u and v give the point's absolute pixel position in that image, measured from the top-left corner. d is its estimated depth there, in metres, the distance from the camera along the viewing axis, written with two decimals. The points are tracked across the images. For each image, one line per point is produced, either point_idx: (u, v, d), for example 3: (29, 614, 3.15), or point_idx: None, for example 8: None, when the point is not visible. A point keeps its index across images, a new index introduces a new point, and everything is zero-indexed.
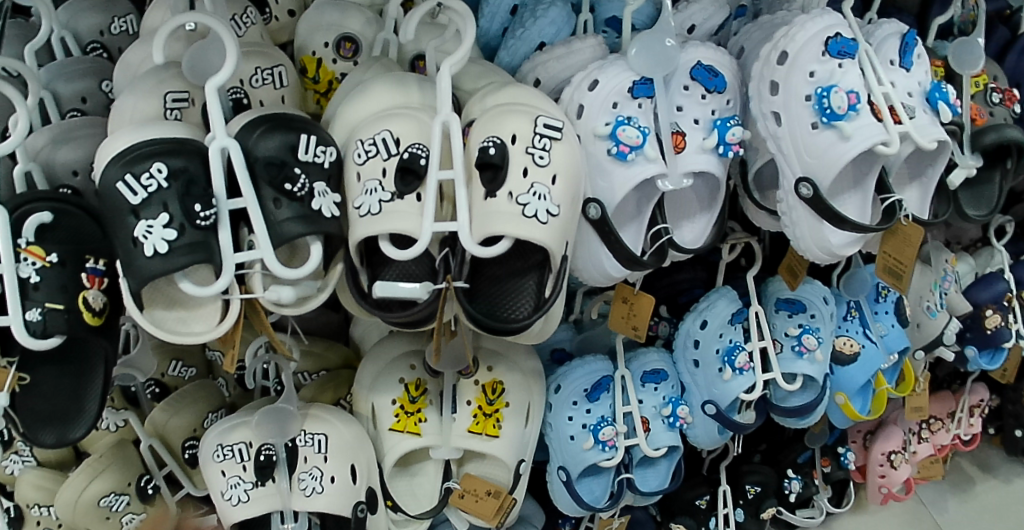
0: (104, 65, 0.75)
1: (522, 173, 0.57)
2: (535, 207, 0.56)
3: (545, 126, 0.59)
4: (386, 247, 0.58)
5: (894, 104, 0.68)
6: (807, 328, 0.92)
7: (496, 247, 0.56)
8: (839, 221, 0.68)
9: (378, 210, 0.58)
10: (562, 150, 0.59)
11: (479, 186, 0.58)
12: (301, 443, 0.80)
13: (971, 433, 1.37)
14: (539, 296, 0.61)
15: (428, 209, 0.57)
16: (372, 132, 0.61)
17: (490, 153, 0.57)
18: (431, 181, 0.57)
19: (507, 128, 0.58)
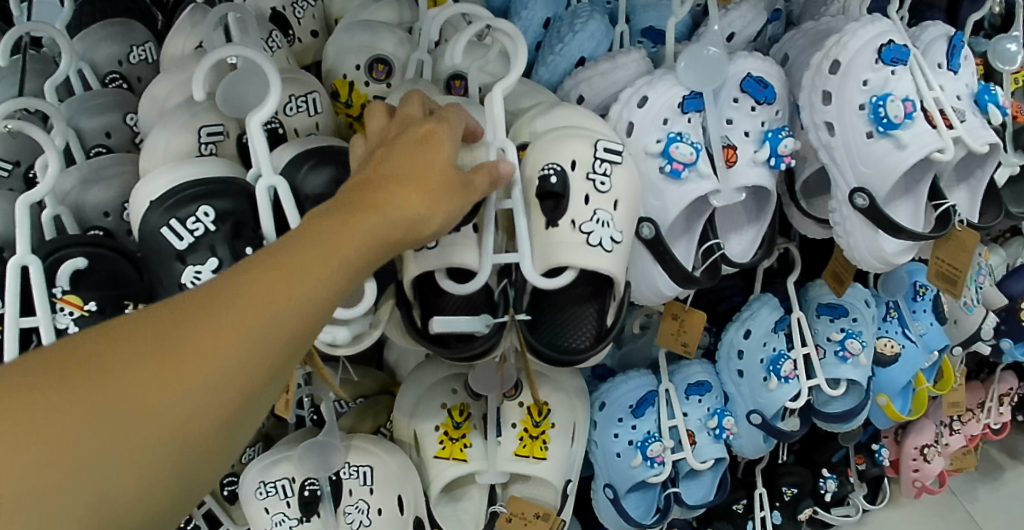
0: (127, 97, 0.73)
1: (583, 199, 0.57)
2: (599, 235, 0.56)
3: (605, 149, 0.58)
4: (444, 281, 0.57)
5: (945, 108, 0.66)
6: (849, 332, 0.88)
7: (561, 278, 0.56)
8: (896, 230, 0.67)
9: (434, 245, 0.56)
10: (623, 175, 0.59)
11: (540, 215, 0.57)
12: (345, 476, 0.77)
13: (1001, 421, 1.34)
14: (600, 324, 0.62)
15: (487, 242, 0.56)
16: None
17: (552, 182, 0.56)
18: (488, 210, 0.55)
19: (566, 153, 0.58)
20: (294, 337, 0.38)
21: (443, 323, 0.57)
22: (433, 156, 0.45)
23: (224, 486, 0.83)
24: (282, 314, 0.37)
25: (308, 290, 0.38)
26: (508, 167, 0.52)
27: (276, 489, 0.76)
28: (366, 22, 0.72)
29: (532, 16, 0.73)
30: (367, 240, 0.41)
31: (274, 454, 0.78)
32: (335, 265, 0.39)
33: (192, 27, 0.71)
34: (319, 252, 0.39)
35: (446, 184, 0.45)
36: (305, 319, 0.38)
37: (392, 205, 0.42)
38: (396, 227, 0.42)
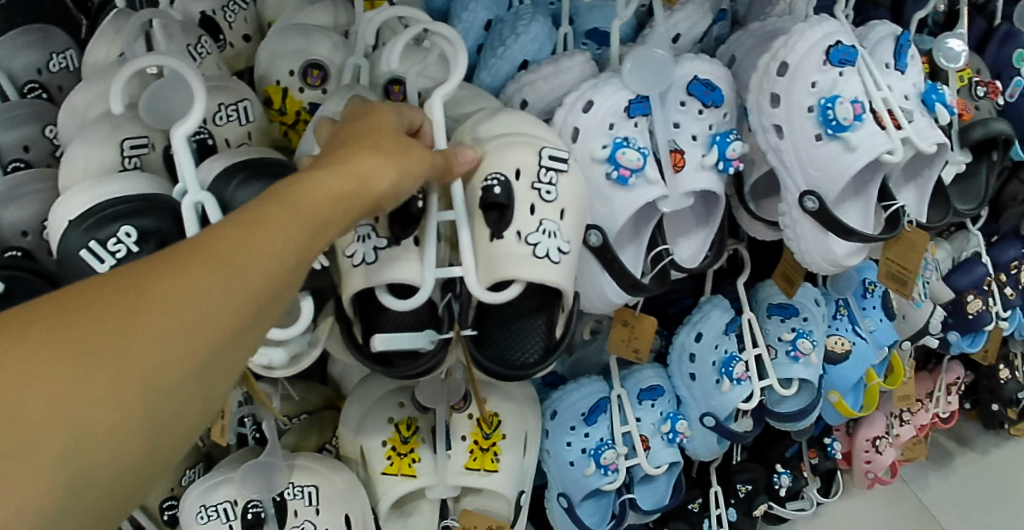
0: (47, 107, 0.69)
1: (531, 208, 0.55)
2: (547, 246, 0.54)
3: (550, 157, 0.57)
4: (385, 298, 0.54)
5: (893, 108, 0.65)
6: (801, 332, 0.88)
7: (510, 291, 0.54)
8: (846, 232, 0.66)
9: (374, 261, 0.54)
10: (569, 182, 0.57)
11: (484, 226, 0.55)
12: (290, 496, 0.74)
13: (949, 410, 1.36)
14: (550, 336, 0.60)
15: (430, 257, 0.53)
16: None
17: (498, 193, 0.54)
18: (429, 223, 0.53)
19: (511, 163, 0.56)
20: (269, 282, 0.35)
21: (383, 342, 0.54)
22: (385, 129, 0.46)
23: (162, 511, 0.79)
24: (256, 251, 0.35)
25: (280, 228, 0.36)
26: (473, 154, 0.53)
27: (218, 513, 0.73)
28: (301, 25, 0.69)
29: (473, 18, 0.71)
30: (327, 200, 0.39)
31: (215, 476, 0.75)
32: (293, 226, 0.37)
33: (115, 33, 0.67)
34: (275, 210, 0.37)
35: (403, 147, 0.45)
36: (279, 265, 0.36)
37: (351, 165, 0.41)
38: (357, 176, 0.41)
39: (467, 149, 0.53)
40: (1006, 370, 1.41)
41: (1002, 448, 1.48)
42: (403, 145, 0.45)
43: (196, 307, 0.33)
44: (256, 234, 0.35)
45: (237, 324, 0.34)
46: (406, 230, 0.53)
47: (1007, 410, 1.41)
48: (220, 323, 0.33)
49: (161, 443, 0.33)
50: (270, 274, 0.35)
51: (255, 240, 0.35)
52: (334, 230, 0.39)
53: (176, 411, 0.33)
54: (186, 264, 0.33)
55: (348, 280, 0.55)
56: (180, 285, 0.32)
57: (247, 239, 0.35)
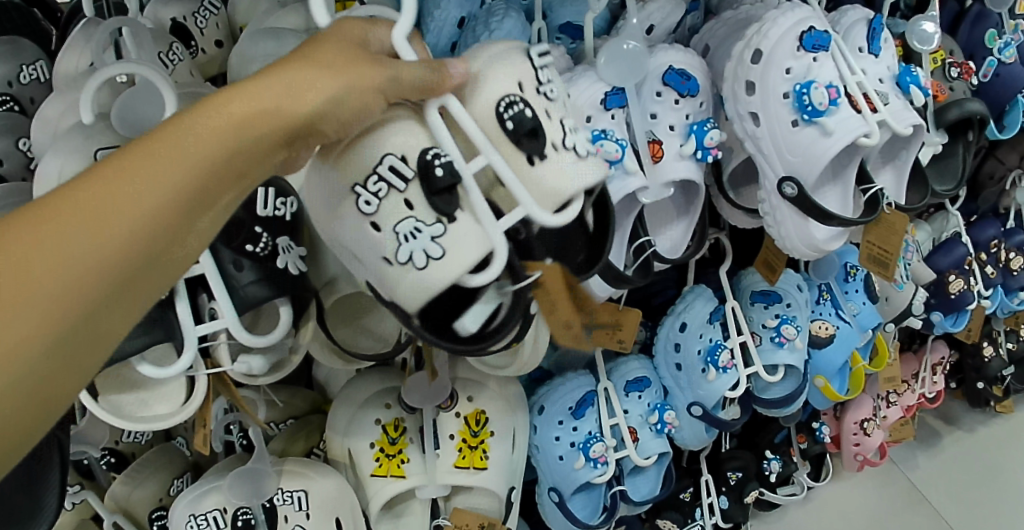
0: (20, 119, 0.68)
1: (550, 123, 0.53)
2: (576, 143, 0.53)
3: (537, 55, 0.55)
4: (471, 281, 0.48)
5: (868, 91, 0.65)
6: (784, 318, 0.88)
7: (570, 211, 0.52)
8: (825, 216, 0.66)
9: (441, 256, 0.47)
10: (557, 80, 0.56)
11: (518, 150, 0.51)
12: (279, 502, 0.73)
13: (936, 390, 1.38)
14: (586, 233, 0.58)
15: (487, 210, 0.47)
16: (366, 169, 0.47)
17: (523, 112, 0.51)
18: (468, 177, 0.47)
19: (509, 77, 0.52)
20: (152, 223, 0.32)
21: (472, 319, 0.52)
22: (333, 36, 0.41)
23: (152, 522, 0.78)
24: (135, 191, 0.32)
25: (167, 164, 0.33)
26: (465, 68, 0.46)
27: (208, 521, 0.72)
28: (272, 28, 0.69)
29: (446, 16, 0.71)
30: (224, 134, 0.35)
31: (203, 484, 0.74)
32: (173, 168, 0.33)
33: (85, 42, 0.66)
34: (151, 151, 0.33)
35: (349, 58, 0.40)
36: (164, 204, 0.32)
37: (265, 86, 0.36)
38: (278, 97, 0.36)
39: (460, 62, 0.46)
40: (989, 348, 1.43)
41: (988, 426, 1.50)
42: (349, 55, 0.40)
43: (53, 263, 0.30)
44: (125, 181, 0.32)
45: (107, 280, 0.31)
46: (451, 204, 0.47)
47: (992, 387, 1.42)
48: (93, 269, 0.30)
49: (38, 412, 0.30)
50: (149, 215, 0.32)
51: (124, 187, 0.32)
52: (235, 171, 0.35)
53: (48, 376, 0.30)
54: (55, 207, 0.31)
55: (416, 292, 0.48)
56: (35, 238, 0.30)
57: (115, 187, 0.32)
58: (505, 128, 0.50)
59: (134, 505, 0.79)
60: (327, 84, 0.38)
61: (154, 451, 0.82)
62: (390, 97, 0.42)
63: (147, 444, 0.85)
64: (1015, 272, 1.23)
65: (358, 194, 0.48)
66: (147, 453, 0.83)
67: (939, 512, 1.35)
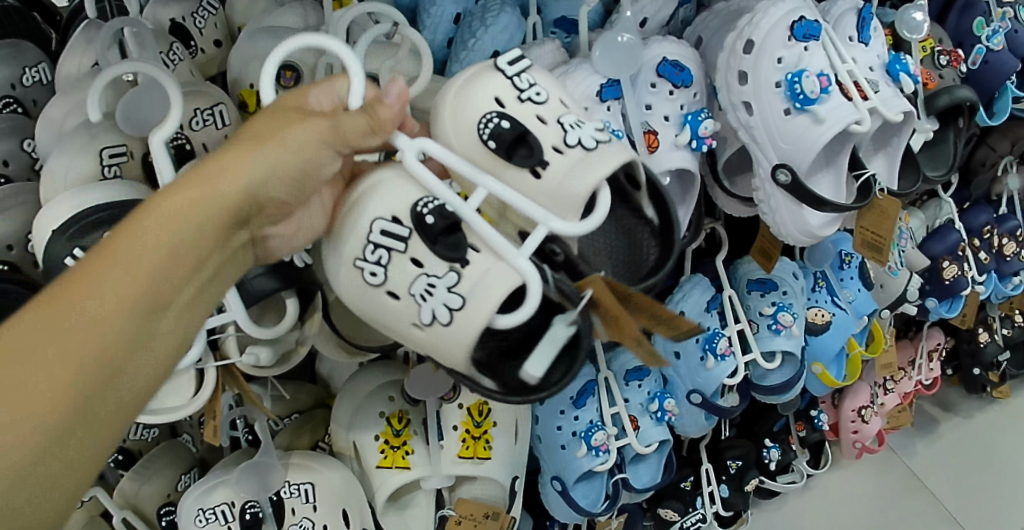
0: (24, 121, 0.69)
1: (544, 129, 0.52)
2: (579, 136, 0.52)
3: (510, 63, 0.54)
4: (502, 321, 0.47)
5: (859, 80, 0.66)
6: (781, 305, 0.90)
7: (601, 206, 0.51)
8: (819, 203, 0.67)
9: (461, 306, 0.47)
10: (540, 77, 0.55)
11: (518, 170, 0.51)
12: (286, 495, 0.75)
13: (931, 377, 1.39)
14: (633, 208, 0.58)
15: (502, 243, 0.47)
16: (360, 239, 0.49)
17: (505, 126, 0.52)
18: (469, 213, 0.47)
19: (485, 95, 0.53)
20: (127, 324, 0.34)
21: (534, 366, 0.49)
22: (271, 114, 0.42)
23: (161, 517, 0.80)
24: (106, 297, 0.33)
25: (133, 266, 0.34)
26: (399, 87, 0.44)
27: (216, 515, 0.73)
28: (271, 27, 0.70)
29: (441, 13, 0.72)
30: (171, 234, 0.36)
31: (210, 479, 0.74)
32: (126, 276, 0.34)
33: (87, 43, 0.68)
34: (105, 264, 0.34)
35: (280, 125, 0.41)
36: (134, 304, 0.34)
37: (201, 176, 0.38)
38: (227, 184, 0.38)
39: (393, 81, 0.44)
40: (984, 334, 1.44)
41: (985, 412, 1.51)
42: (280, 123, 0.41)
43: (24, 390, 0.31)
44: (79, 300, 0.33)
45: (78, 394, 0.32)
46: (460, 249, 0.48)
47: (988, 373, 1.43)
48: (77, 375, 0.32)
49: (53, 513, 0.33)
50: (121, 315, 0.33)
51: (79, 305, 0.32)
52: (189, 267, 0.36)
53: (39, 491, 0.32)
54: (30, 324, 0.32)
55: (454, 345, 0.48)
56: (21, 356, 0.31)
57: (69, 308, 0.32)
58: (489, 148, 0.52)
59: (142, 501, 0.79)
60: (262, 160, 0.40)
61: (161, 448, 0.83)
62: (335, 150, 0.43)
63: (154, 441, 0.86)
64: (1008, 257, 1.25)
65: (363, 267, 0.49)
66: (154, 450, 0.84)
67: (937, 497, 1.37)
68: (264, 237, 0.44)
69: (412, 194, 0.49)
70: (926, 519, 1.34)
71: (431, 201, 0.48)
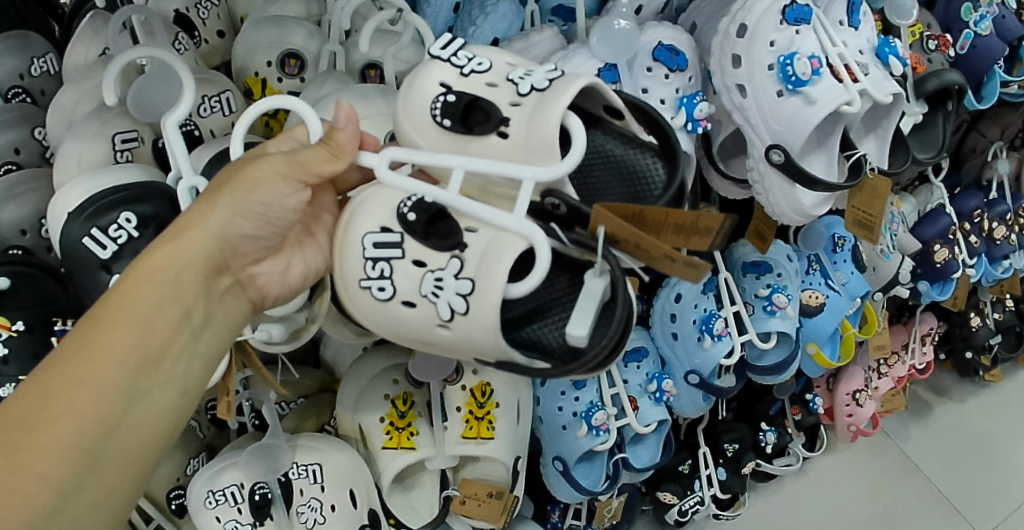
0: (33, 110, 0.71)
1: (496, 92, 0.54)
2: (529, 83, 0.53)
3: (442, 48, 0.57)
4: (516, 289, 0.47)
5: (849, 63, 0.68)
6: (775, 288, 0.91)
7: (574, 128, 0.50)
8: (811, 182, 0.69)
9: (471, 289, 0.48)
10: (478, 51, 0.57)
11: (484, 135, 0.52)
12: (295, 476, 0.76)
13: (925, 361, 1.40)
14: (625, 140, 0.57)
15: (491, 212, 0.49)
16: (360, 259, 0.51)
17: (452, 98, 0.53)
18: (452, 196, 0.50)
19: (433, 84, 0.55)
20: (129, 367, 0.42)
21: (577, 326, 0.49)
22: (231, 165, 0.48)
23: (170, 500, 0.81)
24: (107, 348, 0.42)
25: (127, 319, 0.43)
26: (345, 108, 0.51)
27: (226, 497, 0.74)
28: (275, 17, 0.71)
29: (441, 2, 0.74)
30: (148, 294, 0.43)
31: (219, 462, 0.76)
32: (111, 337, 0.42)
33: (94, 33, 0.69)
34: (105, 321, 0.42)
35: (239, 170, 0.47)
36: (132, 350, 0.42)
37: (168, 238, 0.45)
38: (199, 239, 0.46)
39: (337, 108, 0.51)
40: (976, 319, 1.45)
41: (978, 396, 1.53)
42: (236, 169, 0.47)
43: (42, 441, 0.39)
44: (76, 365, 0.41)
45: (88, 440, 0.40)
46: (453, 235, 0.49)
47: (980, 356, 1.45)
48: (97, 412, 0.41)
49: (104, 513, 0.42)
50: (122, 359, 0.42)
51: (76, 369, 0.41)
52: (168, 319, 0.44)
53: (80, 509, 0.41)
54: (54, 376, 0.41)
55: (480, 330, 0.48)
56: (48, 399, 0.40)
57: (70, 370, 0.41)
58: (445, 127, 0.53)
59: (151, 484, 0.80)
60: (222, 210, 0.46)
61: None
62: (298, 180, 0.49)
63: None
64: (998, 241, 1.26)
65: (370, 286, 0.51)
66: None
67: (931, 480, 1.39)
68: (250, 278, 0.50)
69: (392, 197, 0.51)
70: (921, 502, 1.36)
71: (412, 195, 0.50)
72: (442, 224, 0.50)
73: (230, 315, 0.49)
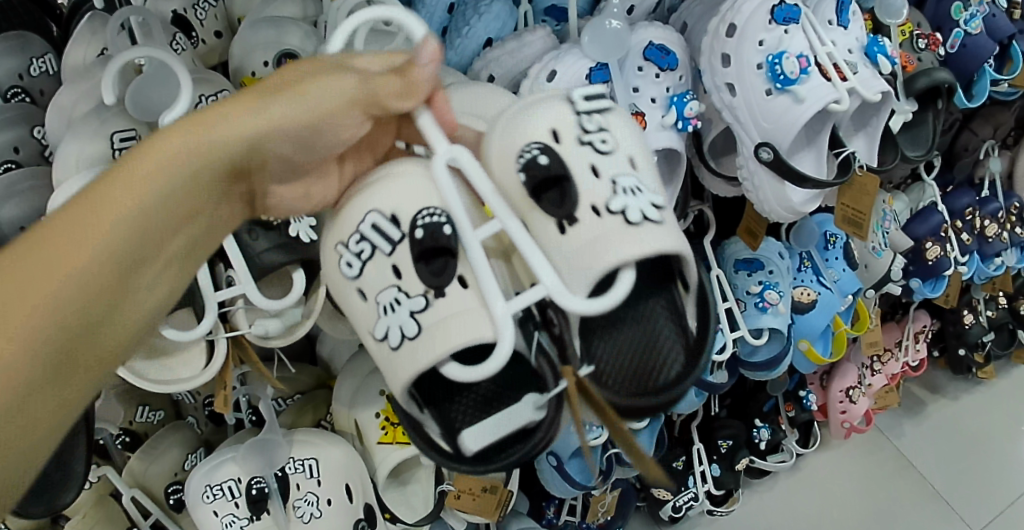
0: (33, 110, 0.72)
1: (592, 183, 0.51)
2: (632, 209, 0.50)
3: (584, 99, 0.54)
4: (453, 369, 0.49)
5: (838, 62, 0.69)
6: (767, 284, 0.93)
7: (621, 284, 0.48)
8: (801, 179, 0.70)
9: (414, 334, 0.49)
10: (614, 120, 0.54)
11: (546, 217, 0.50)
12: (291, 471, 0.77)
13: (918, 358, 1.42)
14: (676, 315, 0.56)
15: (492, 290, 0.47)
16: (353, 226, 0.52)
17: (544, 162, 0.51)
18: (472, 243, 0.48)
19: (543, 125, 0.52)
20: (128, 256, 0.37)
21: (472, 440, 0.53)
22: (288, 71, 0.45)
23: (168, 496, 0.81)
24: (112, 226, 0.36)
25: (136, 201, 0.37)
26: (431, 48, 0.46)
27: (223, 491, 0.75)
28: (272, 17, 0.72)
29: (435, 3, 0.75)
30: (164, 180, 0.38)
31: (217, 457, 0.77)
32: (112, 224, 0.36)
33: (92, 34, 0.70)
34: (109, 196, 0.37)
35: (296, 82, 0.44)
36: (137, 238, 0.37)
37: (196, 125, 0.40)
38: (229, 137, 0.41)
39: (426, 42, 0.46)
40: (970, 316, 1.46)
41: (971, 393, 1.54)
42: (292, 80, 0.44)
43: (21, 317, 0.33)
44: (73, 236, 0.35)
45: (70, 329, 0.34)
46: (443, 276, 0.49)
47: (973, 354, 1.46)
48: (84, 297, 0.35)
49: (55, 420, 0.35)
50: (122, 243, 0.36)
51: (71, 241, 0.35)
52: (170, 217, 0.39)
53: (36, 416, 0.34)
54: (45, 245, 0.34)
55: (405, 370, 0.49)
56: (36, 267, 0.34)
57: (64, 241, 0.35)
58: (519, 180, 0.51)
59: (150, 479, 0.81)
60: (267, 113, 0.42)
61: (167, 429, 0.85)
62: (364, 113, 0.46)
63: (159, 423, 0.88)
64: (991, 239, 1.27)
65: (345, 254, 0.52)
66: (160, 430, 0.86)
67: (924, 476, 1.40)
68: (265, 194, 0.47)
69: (428, 198, 0.50)
70: (914, 498, 1.37)
71: (444, 215, 0.50)
72: (439, 260, 0.50)
73: (218, 232, 0.44)
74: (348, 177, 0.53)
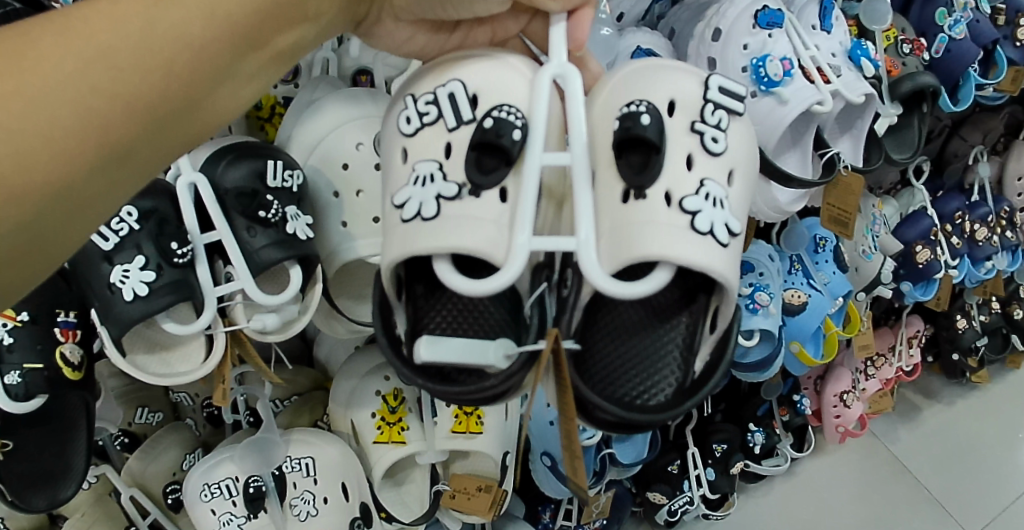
0: None
1: (676, 171, 0.50)
2: (712, 220, 0.49)
3: (721, 92, 0.54)
4: (460, 285, 0.47)
5: (821, 65, 0.71)
6: (758, 286, 0.94)
7: (654, 278, 0.48)
8: (787, 179, 0.71)
9: (431, 216, 0.48)
10: (736, 135, 0.54)
11: (618, 178, 0.50)
12: (288, 469, 0.78)
13: (912, 363, 1.42)
14: (690, 342, 0.54)
15: (524, 222, 0.47)
16: (433, 87, 0.53)
17: (643, 123, 0.50)
18: (533, 165, 0.48)
19: (665, 93, 0.53)
20: (233, 31, 0.42)
21: (430, 350, 0.48)
22: None
23: (167, 495, 0.82)
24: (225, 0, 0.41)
25: None
26: None
27: (221, 489, 0.76)
28: None
29: None
30: None
31: (214, 455, 0.77)
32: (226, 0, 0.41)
33: None
34: None
35: None
36: (242, 20, 0.42)
37: None
38: None
39: None
40: (962, 321, 1.47)
41: (965, 399, 1.55)
42: None
43: (144, 55, 0.38)
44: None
45: (177, 88, 0.39)
46: (488, 179, 0.49)
47: (967, 358, 1.46)
48: (195, 54, 0.40)
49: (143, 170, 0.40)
50: (229, 20, 0.41)
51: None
52: (282, 16, 0.44)
53: (137, 161, 0.39)
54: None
55: (402, 242, 0.49)
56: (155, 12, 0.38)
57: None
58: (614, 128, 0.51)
59: (149, 479, 0.82)
60: None
61: (166, 430, 0.87)
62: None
63: (157, 425, 0.89)
64: (980, 242, 1.28)
65: (410, 110, 0.53)
66: (158, 431, 0.87)
67: (920, 482, 1.41)
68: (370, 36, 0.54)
69: (513, 99, 0.51)
70: (910, 503, 1.38)
71: (519, 120, 0.49)
72: (492, 161, 0.50)
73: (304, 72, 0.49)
74: (455, 43, 0.56)
